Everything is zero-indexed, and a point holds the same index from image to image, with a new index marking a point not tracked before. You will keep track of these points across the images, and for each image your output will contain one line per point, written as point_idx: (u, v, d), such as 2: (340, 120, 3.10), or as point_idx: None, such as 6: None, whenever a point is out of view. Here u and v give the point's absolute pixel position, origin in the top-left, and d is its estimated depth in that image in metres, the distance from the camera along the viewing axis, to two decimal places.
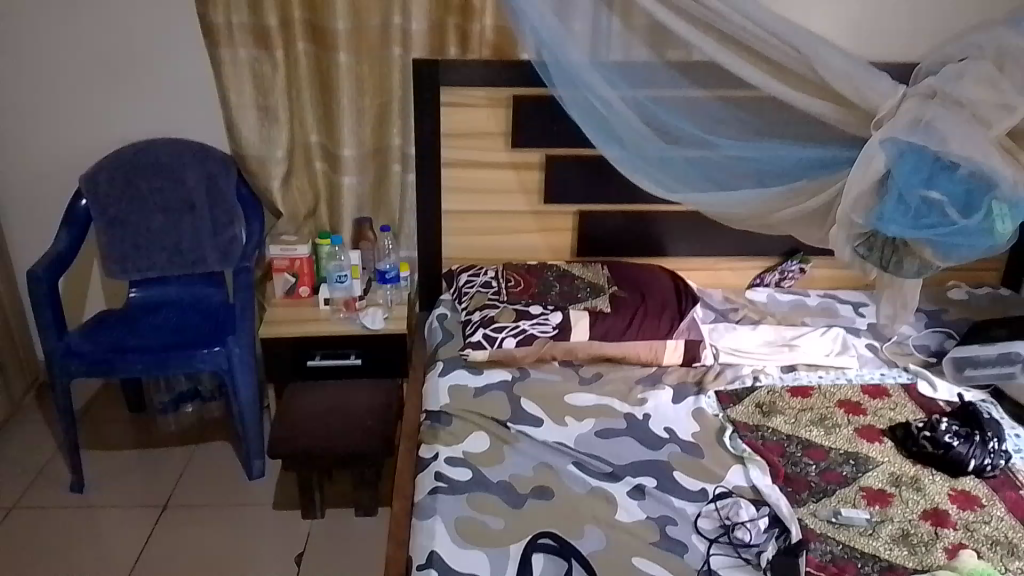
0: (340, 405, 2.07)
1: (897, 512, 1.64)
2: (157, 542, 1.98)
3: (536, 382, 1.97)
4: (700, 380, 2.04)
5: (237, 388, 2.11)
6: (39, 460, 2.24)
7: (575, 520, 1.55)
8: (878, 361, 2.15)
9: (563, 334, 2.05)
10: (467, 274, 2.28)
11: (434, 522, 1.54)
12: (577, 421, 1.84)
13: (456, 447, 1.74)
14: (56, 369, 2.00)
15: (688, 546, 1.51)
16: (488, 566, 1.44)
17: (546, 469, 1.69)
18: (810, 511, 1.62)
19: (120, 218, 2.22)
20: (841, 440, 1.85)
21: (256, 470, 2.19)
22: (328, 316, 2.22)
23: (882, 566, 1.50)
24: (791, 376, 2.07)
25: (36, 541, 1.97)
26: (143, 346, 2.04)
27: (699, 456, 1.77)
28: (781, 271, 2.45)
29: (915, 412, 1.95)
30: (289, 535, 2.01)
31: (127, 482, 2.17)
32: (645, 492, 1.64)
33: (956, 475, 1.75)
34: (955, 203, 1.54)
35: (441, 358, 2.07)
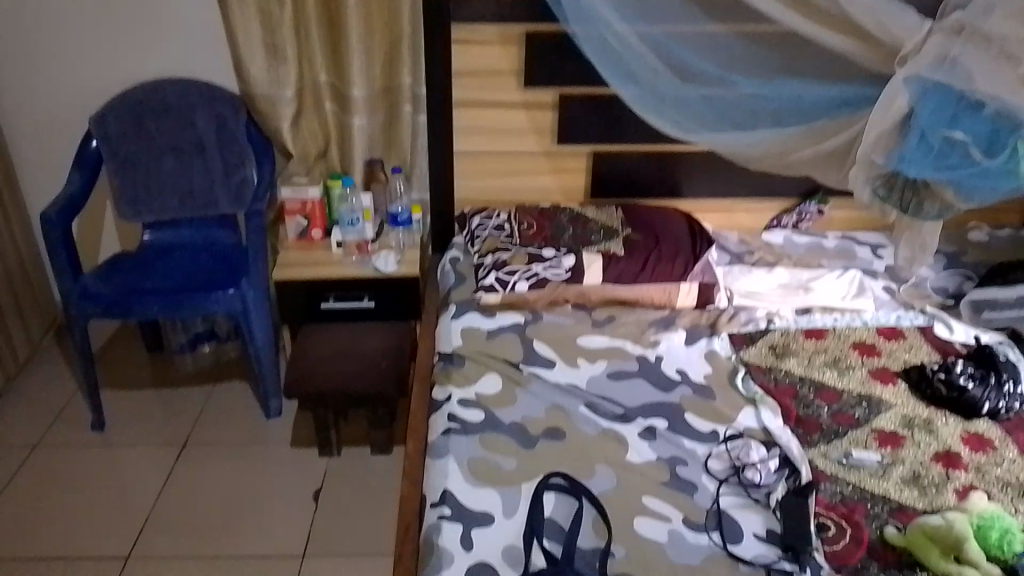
0: (353, 347, 2.08)
1: (909, 454, 1.64)
2: (178, 479, 2.03)
3: (548, 325, 1.97)
4: (713, 323, 2.03)
5: (252, 330, 2.12)
6: (60, 400, 2.29)
7: (586, 460, 1.57)
8: (895, 303, 2.13)
9: (575, 278, 2.04)
10: (480, 217, 2.27)
11: (446, 461, 1.56)
12: (589, 363, 1.85)
13: (468, 388, 1.75)
14: (73, 312, 2.03)
15: (698, 486, 1.53)
16: (501, 505, 1.46)
17: (557, 411, 1.70)
18: (821, 452, 1.63)
19: (131, 160, 2.21)
20: (854, 383, 1.85)
21: (273, 410, 2.22)
22: (340, 260, 2.18)
23: (891, 507, 1.51)
24: (805, 319, 2.05)
25: (59, 479, 2.02)
26: (158, 288, 2.05)
27: (710, 398, 1.77)
28: (799, 213, 2.41)
29: (930, 354, 1.94)
30: (307, 472, 2.05)
31: (146, 420, 2.22)
32: (656, 433, 1.65)
33: (969, 418, 1.74)
34: (978, 143, 1.50)
35: (453, 301, 2.07)
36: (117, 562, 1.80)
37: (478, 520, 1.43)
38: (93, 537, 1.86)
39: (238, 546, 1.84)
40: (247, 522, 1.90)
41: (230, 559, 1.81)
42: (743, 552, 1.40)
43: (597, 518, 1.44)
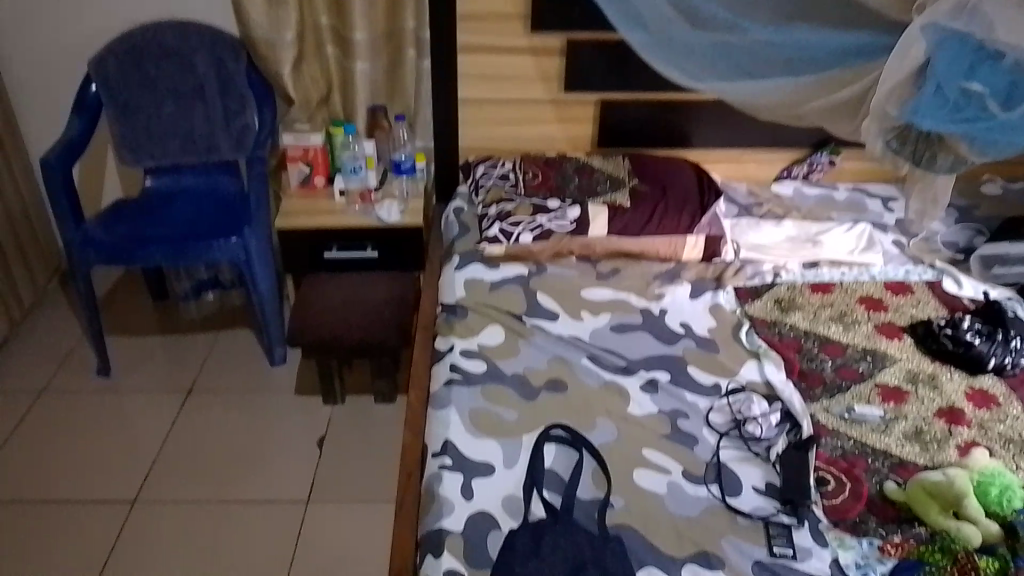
0: (356, 297, 2.08)
1: (912, 410, 1.63)
2: (183, 425, 2.05)
3: (553, 276, 1.96)
4: (719, 277, 2.01)
5: (255, 279, 2.11)
6: (66, 346, 2.30)
7: (587, 412, 1.57)
8: (903, 258, 2.10)
9: (580, 230, 2.02)
10: (485, 165, 2.22)
11: (448, 412, 1.56)
12: (593, 316, 1.84)
13: (471, 340, 1.75)
14: (76, 258, 2.02)
15: (698, 439, 1.53)
16: (501, 457, 1.47)
17: (560, 363, 1.70)
18: (823, 407, 1.63)
19: (131, 105, 2.18)
20: (859, 337, 1.83)
21: (277, 358, 2.23)
22: (343, 209, 2.17)
23: (892, 462, 1.51)
24: (812, 273, 2.03)
25: (65, 424, 2.05)
26: (161, 235, 2.04)
27: (714, 351, 1.76)
28: (809, 164, 2.38)
29: (937, 310, 1.92)
30: (311, 418, 2.07)
31: (151, 366, 2.23)
32: (658, 386, 1.65)
33: (974, 373, 1.73)
34: (996, 95, 1.46)
35: (457, 252, 2.05)
36: (123, 506, 1.83)
37: (479, 470, 1.44)
38: (101, 481, 1.89)
39: (242, 492, 1.86)
40: (251, 468, 1.92)
41: (235, 504, 1.84)
42: (742, 504, 1.41)
43: (597, 470, 1.45)
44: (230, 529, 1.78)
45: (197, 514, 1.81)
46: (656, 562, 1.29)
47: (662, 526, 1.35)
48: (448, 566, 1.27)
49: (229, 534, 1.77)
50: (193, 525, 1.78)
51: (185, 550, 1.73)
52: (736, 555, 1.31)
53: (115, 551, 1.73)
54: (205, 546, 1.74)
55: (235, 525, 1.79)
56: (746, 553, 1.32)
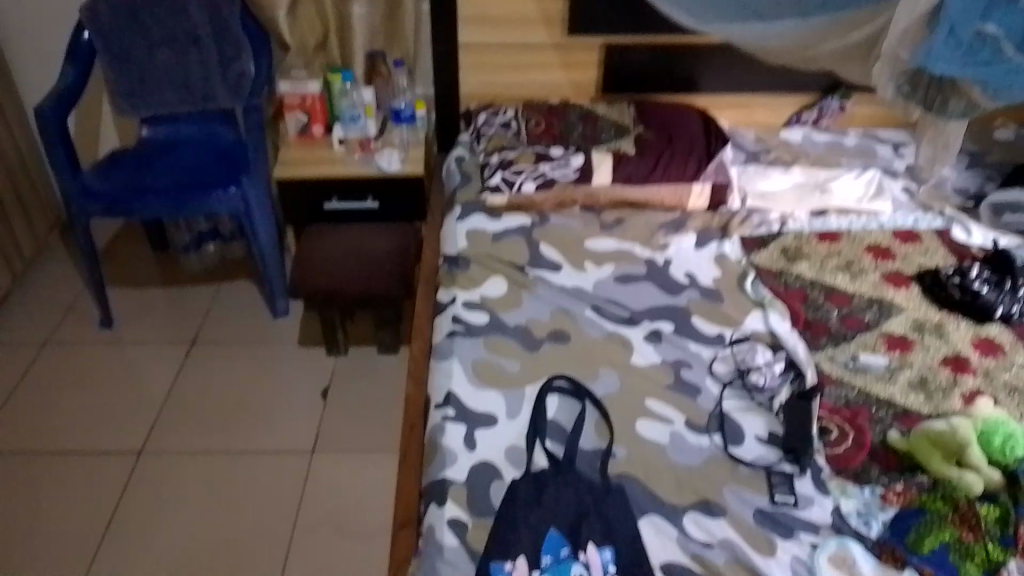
0: (358, 248, 2.06)
1: (918, 359, 1.63)
2: (187, 376, 2.05)
3: (556, 227, 1.93)
4: (725, 226, 1.98)
5: (255, 230, 2.09)
6: (68, 298, 2.30)
7: (589, 363, 1.56)
8: (912, 206, 2.06)
9: (583, 179, 1.99)
10: (487, 113, 2.18)
11: (451, 363, 1.55)
12: (597, 267, 1.82)
13: (473, 292, 1.73)
14: (74, 209, 2.01)
15: (701, 389, 1.53)
16: (504, 408, 1.45)
17: (563, 314, 1.68)
18: (827, 356, 1.62)
19: (126, 53, 2.13)
20: (866, 287, 1.81)
21: (280, 310, 2.22)
22: (343, 157, 2.14)
23: (896, 412, 1.50)
24: (819, 221, 2.00)
25: (69, 376, 2.06)
26: (159, 185, 2.02)
27: (719, 302, 1.74)
28: (820, 109, 2.32)
29: (946, 258, 1.89)
30: (315, 369, 2.08)
31: (154, 317, 2.24)
32: (662, 337, 1.64)
33: (981, 322, 1.72)
34: (1011, 39, 1.42)
35: (458, 202, 2.03)
36: (130, 457, 1.85)
37: (482, 421, 1.43)
38: (107, 431, 1.91)
39: (247, 442, 1.88)
40: (255, 419, 1.93)
41: (241, 454, 1.85)
42: (744, 454, 1.41)
43: (600, 420, 1.45)
44: (236, 479, 1.80)
45: (203, 464, 1.83)
46: (657, 511, 1.29)
47: (664, 476, 1.35)
48: (451, 515, 1.26)
49: (235, 484, 1.79)
50: (199, 475, 1.80)
51: (192, 500, 1.75)
52: (738, 504, 1.32)
53: (123, 501, 1.75)
54: (212, 496, 1.76)
55: (240, 475, 1.80)
56: (748, 502, 1.32)
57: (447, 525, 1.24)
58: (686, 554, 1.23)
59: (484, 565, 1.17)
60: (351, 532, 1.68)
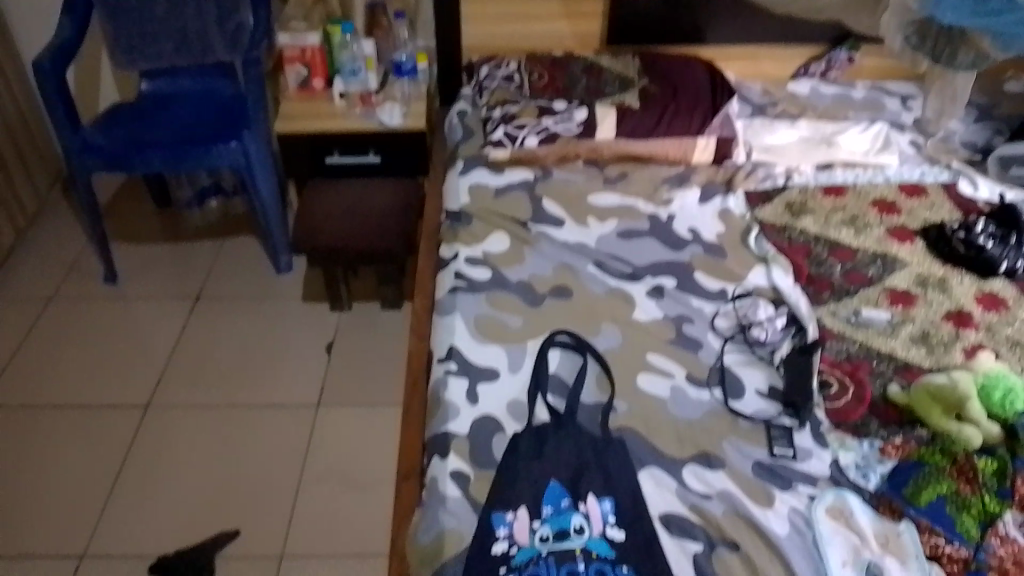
0: (361, 204, 2.05)
1: (920, 313, 1.63)
2: (191, 331, 2.07)
3: (559, 182, 1.92)
4: (729, 181, 1.96)
5: (257, 185, 2.08)
6: (72, 254, 2.31)
7: (592, 318, 1.57)
8: (919, 159, 2.04)
9: (587, 133, 1.97)
10: (489, 65, 2.15)
11: (453, 319, 1.55)
12: (600, 222, 1.82)
13: (476, 248, 1.73)
14: (75, 165, 2.00)
15: (703, 344, 1.53)
16: (506, 362, 1.46)
17: (566, 270, 1.68)
18: (829, 311, 1.62)
19: (120, 6, 2.12)
20: (870, 242, 1.80)
21: (283, 266, 2.23)
22: (344, 112, 2.11)
23: (897, 365, 1.51)
24: (825, 175, 1.98)
25: (75, 332, 2.07)
26: (159, 141, 2.00)
27: (722, 258, 1.74)
28: (828, 61, 2.27)
29: (951, 212, 1.88)
30: (319, 324, 2.09)
31: (158, 272, 2.25)
32: (664, 292, 1.64)
33: (985, 277, 1.72)
34: None
35: (461, 156, 2.01)
36: (137, 411, 1.87)
37: (484, 375, 1.43)
38: (114, 386, 1.93)
39: (252, 397, 1.90)
40: (260, 374, 1.95)
41: (246, 408, 1.87)
42: (744, 408, 1.42)
43: (601, 374, 1.46)
44: (242, 431, 1.82)
45: (209, 418, 1.85)
46: (657, 464, 1.31)
47: (665, 429, 1.36)
48: (454, 467, 1.27)
49: (241, 436, 1.81)
50: (206, 428, 1.83)
51: (199, 452, 1.78)
52: (737, 457, 1.33)
53: (131, 453, 1.78)
54: (219, 448, 1.79)
55: (246, 428, 1.83)
56: (747, 455, 1.33)
57: (450, 477, 1.25)
58: (686, 505, 1.25)
59: (486, 516, 1.18)
60: (355, 483, 1.71)
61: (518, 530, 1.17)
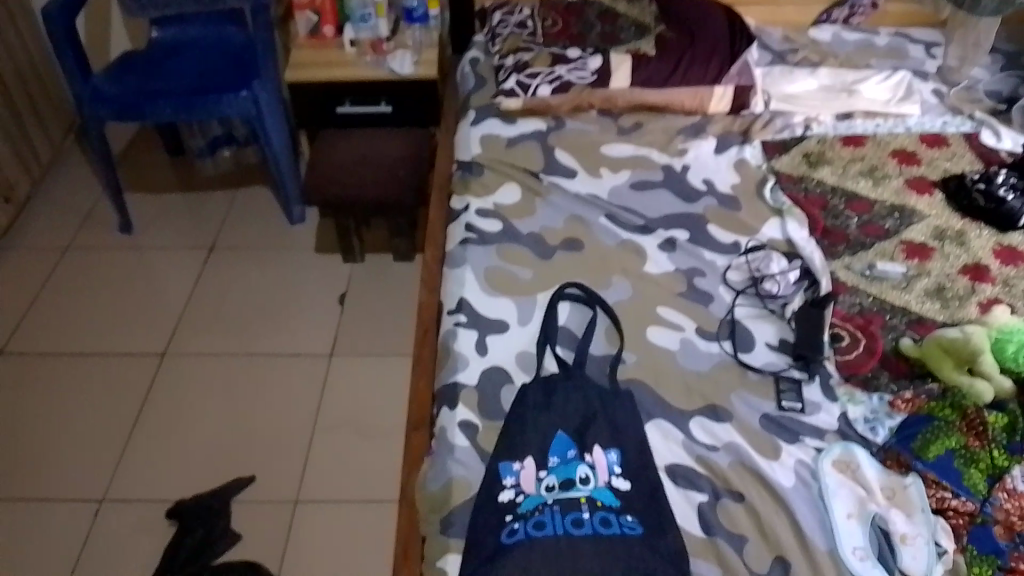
0: (372, 154, 2.04)
1: (936, 267, 1.61)
2: (206, 281, 2.09)
3: (572, 132, 1.89)
4: (746, 130, 1.92)
5: (267, 135, 2.07)
6: (87, 203, 2.32)
7: (603, 270, 1.56)
8: (942, 109, 1.99)
9: (601, 82, 1.93)
10: (502, 12, 2.12)
11: (463, 270, 1.55)
12: (612, 173, 1.80)
13: (487, 200, 1.72)
14: (86, 114, 2.00)
15: (714, 297, 1.53)
16: (516, 315, 1.46)
17: (577, 222, 1.67)
18: (844, 264, 1.60)
19: None
20: (888, 193, 1.77)
21: (296, 216, 2.23)
22: (354, 60, 2.09)
23: (911, 319, 1.50)
24: (845, 125, 1.94)
25: (93, 281, 2.10)
26: (171, 89, 1.99)
27: (736, 210, 1.72)
28: (851, 6, 2.24)
29: (973, 163, 1.84)
30: (331, 276, 2.10)
31: (172, 222, 2.26)
32: (676, 245, 1.62)
33: (1004, 230, 1.69)
34: None
35: (472, 106, 1.99)
36: (154, 358, 1.91)
37: (493, 327, 1.44)
38: (131, 334, 1.96)
39: (266, 346, 1.92)
40: (274, 324, 1.97)
41: (261, 356, 1.90)
42: (753, 361, 1.42)
43: (610, 327, 1.46)
44: (257, 379, 1.85)
45: (224, 366, 1.88)
46: (665, 416, 1.31)
47: (674, 382, 1.36)
48: (463, 417, 1.28)
49: (256, 384, 1.84)
50: (221, 376, 1.86)
51: (215, 399, 1.81)
52: (745, 410, 1.33)
53: (148, 400, 1.81)
54: (234, 396, 1.82)
55: (261, 376, 1.86)
56: (756, 408, 1.33)
57: (458, 427, 1.26)
58: (692, 456, 1.25)
59: (493, 465, 1.19)
60: (367, 431, 1.74)
61: (524, 479, 1.17)
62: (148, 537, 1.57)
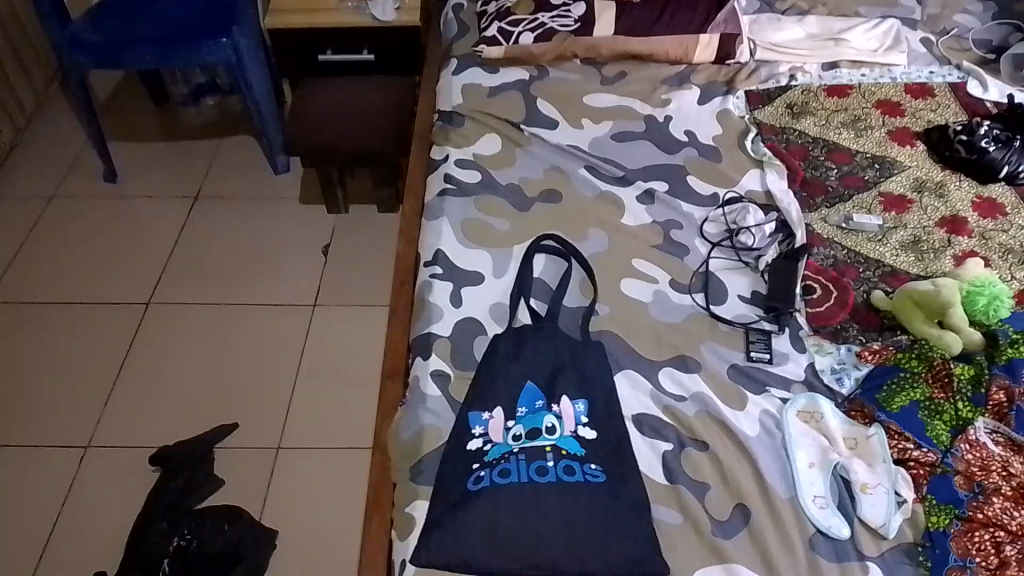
0: (353, 103, 2.03)
1: (913, 219, 1.61)
2: (191, 231, 2.10)
3: (555, 82, 1.88)
4: (731, 80, 1.91)
5: (250, 83, 2.05)
6: (72, 151, 2.32)
7: (579, 222, 1.57)
8: (929, 58, 1.97)
9: (584, 28, 1.91)
10: None
11: (441, 222, 1.56)
12: (594, 124, 1.79)
13: (466, 150, 1.72)
14: (66, 62, 1.98)
15: (689, 249, 1.54)
16: (491, 267, 1.48)
17: (556, 173, 1.67)
18: (820, 217, 1.61)
19: None
20: (870, 144, 1.77)
21: (280, 165, 2.22)
22: (336, 6, 2.07)
23: (884, 271, 1.51)
24: (830, 75, 1.92)
25: (78, 230, 2.11)
26: (150, 37, 1.96)
27: (717, 161, 1.72)
28: None
29: (957, 114, 1.82)
30: (316, 226, 2.10)
31: (157, 171, 2.26)
32: (654, 197, 1.63)
33: (984, 182, 1.69)
34: None
35: (454, 55, 1.97)
36: (139, 307, 1.93)
37: (468, 279, 1.45)
38: (117, 283, 1.98)
39: (251, 295, 1.94)
40: (258, 275, 1.99)
41: (245, 306, 1.92)
42: (724, 313, 1.44)
43: (585, 280, 1.47)
44: (241, 328, 1.88)
45: (208, 315, 1.90)
46: (634, 366, 1.33)
47: (645, 333, 1.39)
48: (435, 367, 1.31)
49: (240, 333, 1.87)
50: (205, 325, 1.88)
51: (199, 348, 1.84)
52: (714, 360, 1.35)
53: (134, 348, 1.84)
54: (218, 344, 1.85)
55: (245, 325, 1.88)
56: (725, 359, 1.36)
57: (431, 376, 1.30)
58: (659, 406, 1.28)
59: (463, 415, 1.22)
60: (350, 381, 1.77)
61: (493, 428, 1.20)
62: (134, 481, 1.62)
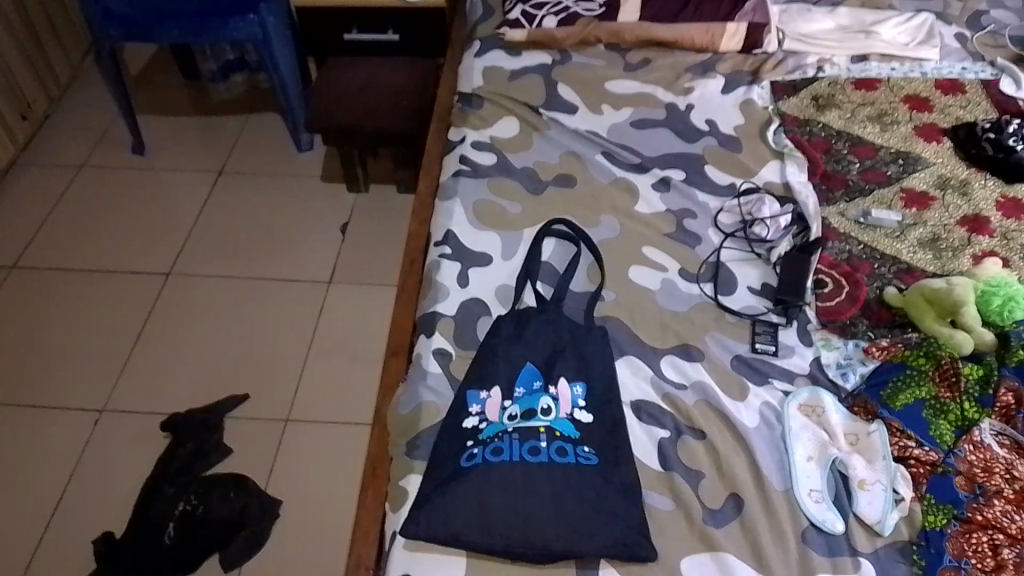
0: (376, 83, 2.05)
1: (934, 217, 1.58)
2: (212, 205, 2.14)
3: (577, 66, 1.87)
4: (756, 70, 1.88)
5: (275, 60, 2.07)
6: (102, 124, 2.37)
7: (592, 208, 1.57)
8: (962, 54, 1.93)
9: (609, 14, 1.91)
10: None
11: (453, 203, 1.57)
12: (614, 110, 1.78)
13: (484, 132, 1.72)
14: (98, 34, 2.01)
15: (702, 239, 1.53)
16: (500, 248, 1.48)
17: (571, 157, 1.67)
18: (838, 211, 1.58)
19: None
20: (895, 139, 1.73)
21: (304, 144, 2.25)
22: None
23: (899, 268, 1.49)
24: (859, 68, 1.89)
25: (104, 200, 2.16)
26: (180, 12, 1.99)
27: (736, 151, 1.70)
28: None
29: (987, 112, 1.78)
30: (336, 205, 2.13)
31: (183, 145, 2.30)
32: (670, 185, 1.62)
33: (1011, 182, 1.65)
34: None
35: (477, 37, 1.97)
36: (159, 278, 1.97)
37: (476, 260, 1.46)
38: (139, 254, 2.03)
39: (268, 270, 1.98)
40: (276, 251, 2.02)
41: (262, 281, 1.96)
42: (733, 304, 1.43)
43: (593, 264, 1.47)
44: (257, 302, 1.91)
45: (225, 288, 1.94)
46: (636, 353, 1.33)
47: (650, 321, 1.38)
48: (438, 346, 1.33)
49: (255, 307, 1.90)
50: (222, 297, 1.92)
51: (216, 319, 1.88)
52: (718, 350, 1.35)
53: (152, 318, 1.89)
54: (234, 317, 1.88)
55: (260, 299, 1.92)
56: (729, 349, 1.35)
57: (433, 354, 1.31)
58: (659, 393, 1.28)
59: (461, 394, 1.23)
60: (361, 358, 1.80)
61: (489, 407, 1.21)
62: (146, 446, 1.66)
